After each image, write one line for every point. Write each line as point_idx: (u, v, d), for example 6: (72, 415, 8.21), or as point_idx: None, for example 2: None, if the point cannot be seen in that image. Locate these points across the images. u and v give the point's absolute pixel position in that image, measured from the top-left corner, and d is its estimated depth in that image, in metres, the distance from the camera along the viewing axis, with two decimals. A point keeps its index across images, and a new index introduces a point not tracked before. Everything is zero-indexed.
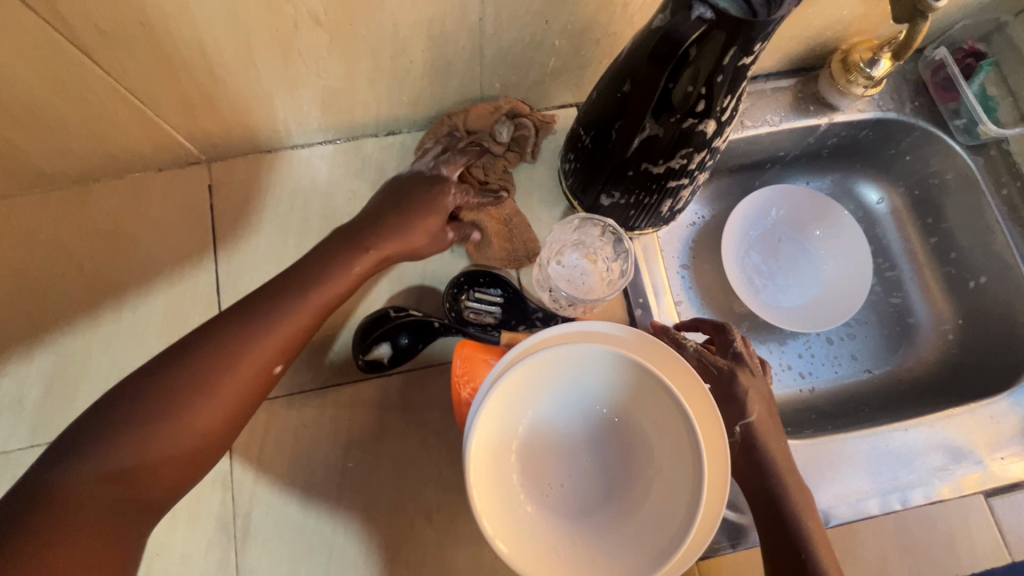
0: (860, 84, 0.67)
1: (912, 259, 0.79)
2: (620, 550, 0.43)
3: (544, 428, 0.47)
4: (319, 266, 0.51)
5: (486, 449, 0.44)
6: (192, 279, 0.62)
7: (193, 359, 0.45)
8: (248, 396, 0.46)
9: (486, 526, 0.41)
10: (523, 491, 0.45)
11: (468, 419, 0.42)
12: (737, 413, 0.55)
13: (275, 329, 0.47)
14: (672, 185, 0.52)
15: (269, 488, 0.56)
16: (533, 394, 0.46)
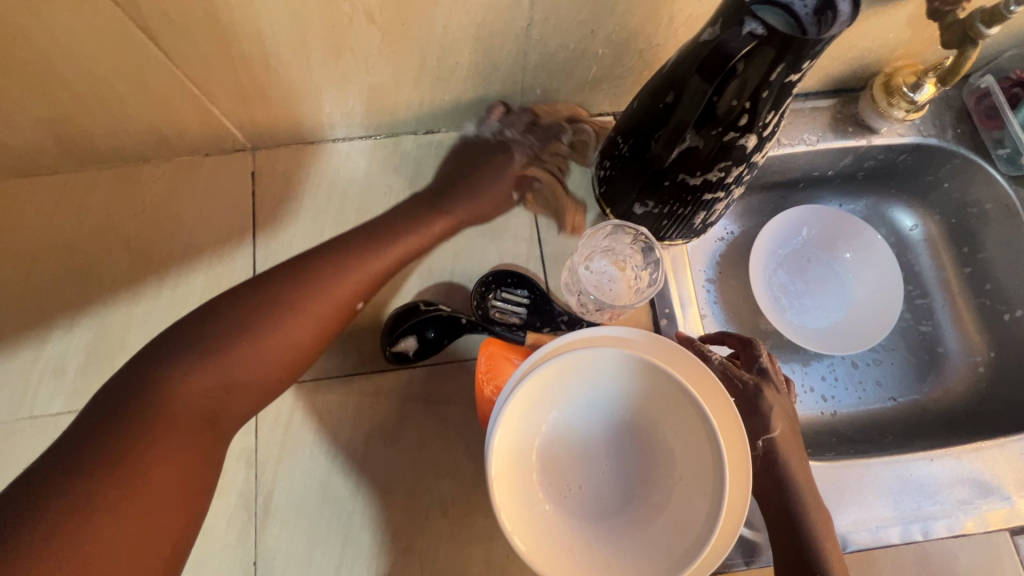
0: (902, 107, 0.66)
1: (945, 289, 0.78)
2: (635, 556, 0.43)
3: (564, 431, 0.47)
4: (401, 220, 0.58)
5: (508, 445, 0.44)
6: (232, 262, 0.64)
7: (290, 287, 0.50)
8: (330, 329, 0.52)
9: (504, 520, 0.42)
10: (542, 490, 0.46)
11: (494, 415, 0.43)
12: (760, 426, 0.55)
13: (359, 271, 0.53)
14: (707, 198, 0.52)
15: (291, 469, 0.57)
16: (557, 394, 0.46)
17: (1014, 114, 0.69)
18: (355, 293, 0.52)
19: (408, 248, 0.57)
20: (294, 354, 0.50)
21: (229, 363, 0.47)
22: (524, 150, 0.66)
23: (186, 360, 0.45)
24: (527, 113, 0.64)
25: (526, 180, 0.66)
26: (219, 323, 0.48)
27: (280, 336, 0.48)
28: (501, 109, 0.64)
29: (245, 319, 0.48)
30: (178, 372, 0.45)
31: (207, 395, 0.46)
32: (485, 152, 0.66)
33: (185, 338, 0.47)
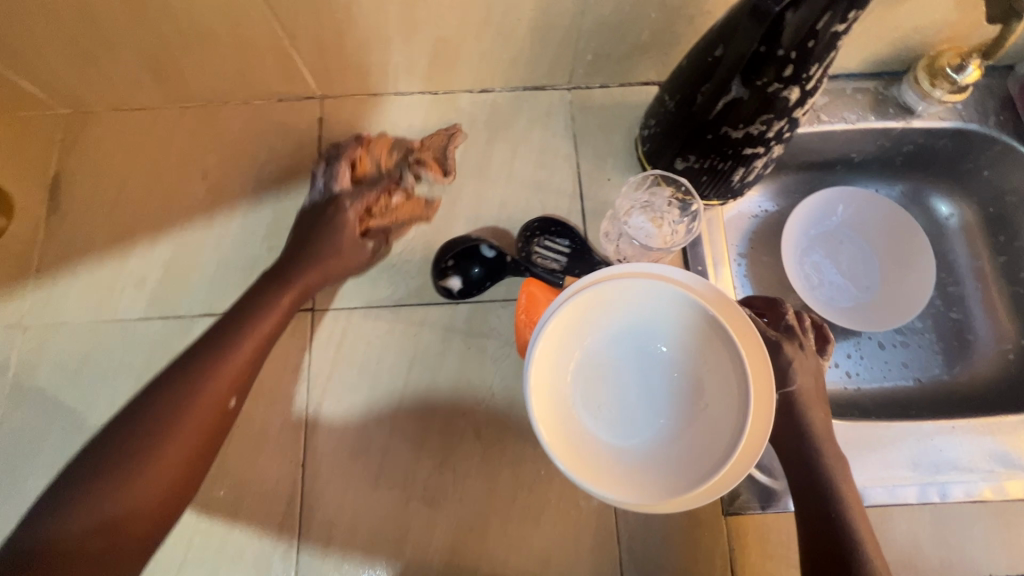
0: (943, 88, 0.68)
1: (978, 277, 0.78)
2: (648, 471, 0.47)
3: (596, 358, 0.51)
4: (251, 309, 0.56)
5: (549, 352, 0.48)
6: (296, 197, 0.69)
7: (149, 414, 0.49)
8: (209, 441, 0.51)
9: (535, 412, 0.46)
10: (572, 400, 0.49)
11: (535, 334, 0.47)
12: (782, 378, 0.58)
13: (222, 373, 0.52)
14: (747, 153, 0.55)
15: (339, 384, 0.62)
16: (601, 317, 0.50)
17: None
18: (223, 399, 0.52)
19: (274, 319, 0.56)
20: (179, 467, 0.48)
21: (97, 504, 0.45)
22: (359, 198, 0.61)
23: (52, 515, 0.44)
24: (349, 170, 0.63)
25: (373, 227, 0.63)
26: (87, 466, 0.46)
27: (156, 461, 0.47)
28: (321, 168, 0.63)
29: (112, 459, 0.47)
30: (52, 527, 0.44)
31: (94, 538, 0.44)
32: (318, 212, 0.61)
33: (53, 496, 0.45)
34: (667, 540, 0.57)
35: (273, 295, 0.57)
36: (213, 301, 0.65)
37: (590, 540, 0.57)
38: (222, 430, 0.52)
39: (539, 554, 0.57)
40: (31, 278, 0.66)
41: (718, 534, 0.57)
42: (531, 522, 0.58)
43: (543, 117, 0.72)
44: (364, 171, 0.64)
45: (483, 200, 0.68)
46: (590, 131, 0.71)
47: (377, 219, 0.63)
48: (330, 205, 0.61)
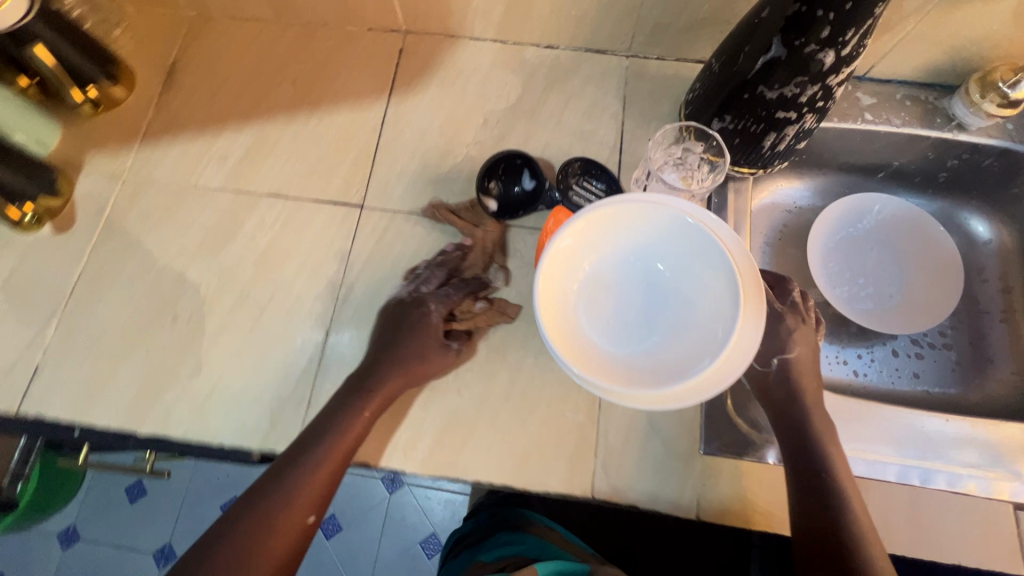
0: (994, 100, 0.69)
1: (1005, 303, 0.78)
2: (617, 370, 0.51)
3: (599, 279, 0.56)
4: (336, 416, 0.58)
5: (570, 245, 0.53)
6: (365, 112, 0.77)
7: (243, 534, 0.53)
8: (293, 549, 0.54)
9: (540, 286, 0.52)
10: (575, 296, 0.55)
11: (544, 250, 0.51)
12: (778, 348, 0.63)
13: (303, 491, 0.55)
14: (780, 116, 0.59)
15: (373, 274, 0.69)
16: (625, 233, 0.55)
17: None
18: (304, 513, 0.55)
19: (360, 422, 0.58)
20: None
21: None
22: (442, 301, 0.64)
23: None
24: (442, 271, 0.66)
25: (455, 329, 0.64)
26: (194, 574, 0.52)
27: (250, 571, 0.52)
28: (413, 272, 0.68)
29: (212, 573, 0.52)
30: None
31: None
32: (408, 307, 0.64)
33: None
34: (641, 463, 0.60)
35: (360, 395, 0.59)
36: (280, 185, 0.73)
37: (570, 449, 0.61)
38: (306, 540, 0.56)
39: (519, 450, 0.61)
40: (136, 143, 0.76)
41: (690, 467, 0.60)
42: (518, 421, 0.62)
43: (599, 77, 0.78)
44: (456, 274, 0.67)
45: (530, 140, 0.75)
46: (640, 95, 0.76)
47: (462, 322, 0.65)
48: (419, 306, 0.64)
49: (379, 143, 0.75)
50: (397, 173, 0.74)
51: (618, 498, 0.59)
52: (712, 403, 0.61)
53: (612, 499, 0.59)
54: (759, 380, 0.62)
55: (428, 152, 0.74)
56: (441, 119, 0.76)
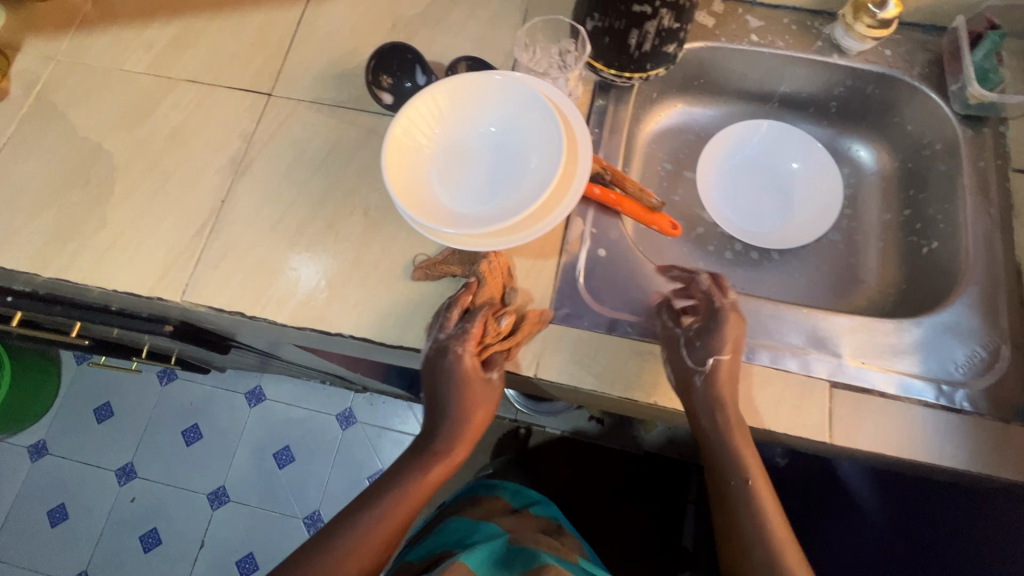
0: (865, 23, 0.72)
1: (882, 230, 0.82)
2: (447, 214, 0.58)
3: (452, 154, 0.61)
4: (399, 474, 0.62)
5: (435, 104, 0.59)
6: (284, 12, 0.82)
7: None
8: None
9: (395, 129, 0.56)
10: (428, 149, 0.60)
11: (407, 99, 0.57)
12: (714, 349, 0.60)
13: (355, 551, 0.58)
14: (637, 11, 0.64)
15: (272, 154, 0.74)
16: (488, 104, 0.60)
17: (972, 54, 0.72)
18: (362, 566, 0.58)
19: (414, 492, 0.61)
20: None
21: None
22: (465, 339, 0.62)
23: None
24: (454, 310, 0.62)
25: (492, 354, 0.63)
26: None
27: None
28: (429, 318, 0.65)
29: None
30: None
31: None
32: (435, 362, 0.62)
33: None
34: None
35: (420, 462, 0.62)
36: (197, 73, 0.79)
37: (427, 311, 0.66)
38: None
39: (382, 309, 0.66)
40: (70, 30, 0.82)
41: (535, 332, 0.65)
42: (384, 284, 0.67)
43: None
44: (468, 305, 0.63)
45: (433, 43, 0.79)
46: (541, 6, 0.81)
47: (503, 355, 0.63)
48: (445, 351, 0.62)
49: (293, 40, 0.81)
50: (306, 68, 0.79)
51: None
52: (564, 278, 0.67)
53: None
54: (683, 382, 0.62)
55: (337, 51, 0.80)
56: (354, 22, 0.81)
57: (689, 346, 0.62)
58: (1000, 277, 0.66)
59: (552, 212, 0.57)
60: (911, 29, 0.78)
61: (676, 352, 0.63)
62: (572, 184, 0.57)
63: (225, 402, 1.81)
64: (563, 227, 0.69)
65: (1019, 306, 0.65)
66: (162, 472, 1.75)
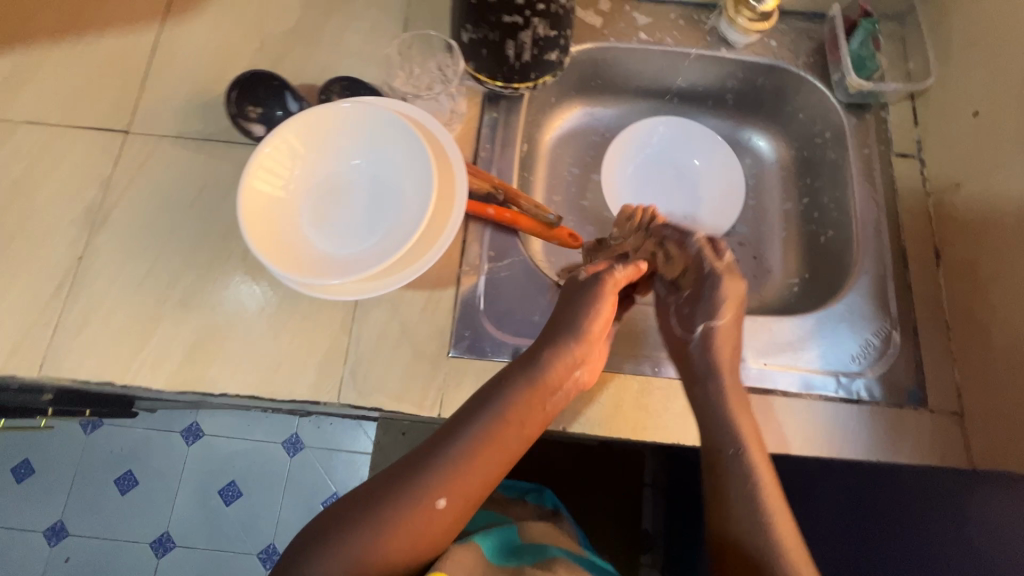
0: (745, 16, 0.72)
1: (785, 218, 0.82)
2: (318, 260, 0.53)
3: (317, 201, 0.55)
4: (516, 372, 0.56)
5: (290, 142, 0.53)
6: (136, 36, 0.74)
7: (386, 493, 0.51)
8: (438, 529, 0.51)
9: (246, 178, 0.50)
10: (288, 192, 0.54)
11: (256, 144, 0.51)
12: (708, 317, 0.61)
13: (460, 467, 0.52)
14: (507, 21, 0.60)
15: (135, 199, 0.67)
16: (351, 134, 0.55)
17: (849, 42, 0.73)
18: (464, 485, 0.52)
19: (513, 425, 0.54)
20: (410, 551, 0.50)
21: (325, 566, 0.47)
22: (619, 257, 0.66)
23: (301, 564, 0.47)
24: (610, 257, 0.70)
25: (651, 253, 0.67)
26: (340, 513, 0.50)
27: (379, 544, 0.48)
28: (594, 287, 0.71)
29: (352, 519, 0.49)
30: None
31: None
32: (593, 287, 0.61)
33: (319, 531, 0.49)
34: (389, 366, 0.61)
35: (527, 387, 0.55)
36: (39, 113, 0.70)
37: (321, 358, 0.61)
38: (455, 522, 0.52)
39: (268, 361, 0.61)
40: None
41: (436, 369, 0.62)
42: (270, 334, 0.62)
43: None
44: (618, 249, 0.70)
45: (307, 62, 0.73)
46: (421, 14, 0.75)
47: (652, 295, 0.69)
48: (600, 290, 0.60)
49: (149, 68, 0.73)
50: (166, 99, 0.71)
51: (364, 401, 0.60)
52: (465, 307, 0.64)
53: (358, 403, 0.60)
54: (679, 347, 0.63)
55: (200, 77, 0.72)
56: (218, 43, 0.74)
57: (680, 314, 0.65)
58: (887, 263, 0.68)
59: (449, 222, 0.55)
60: (794, 18, 0.78)
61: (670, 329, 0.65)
62: (452, 209, 0.56)
63: (160, 444, 1.64)
64: (459, 253, 0.65)
65: (905, 291, 0.67)
66: (97, 526, 1.60)
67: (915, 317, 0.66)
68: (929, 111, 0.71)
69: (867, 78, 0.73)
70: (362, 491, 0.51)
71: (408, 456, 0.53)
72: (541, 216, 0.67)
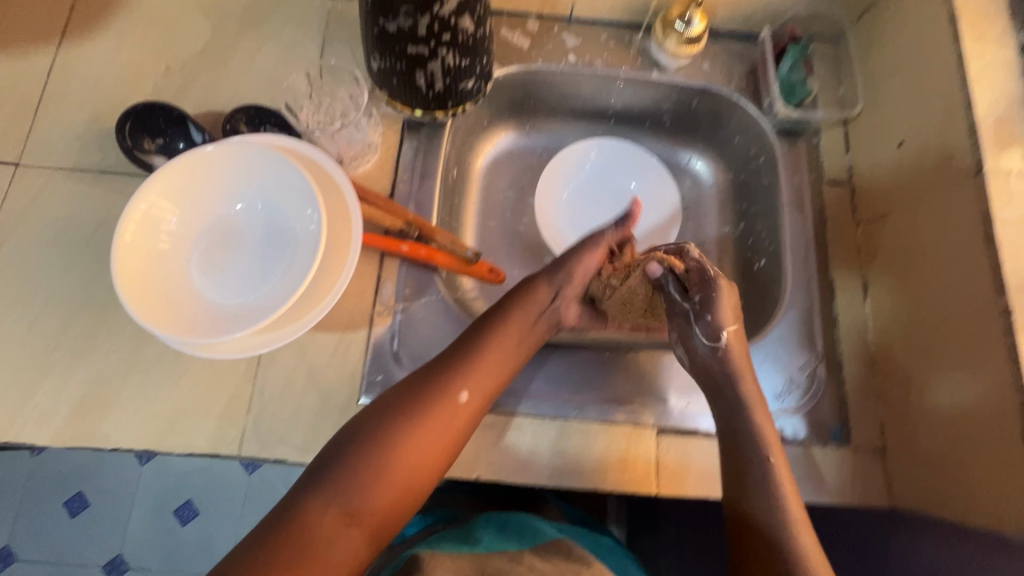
0: (673, 41, 0.69)
1: (723, 243, 0.80)
2: (203, 313, 0.50)
3: (205, 266, 0.52)
4: (518, 289, 0.61)
5: (172, 189, 0.50)
6: (29, 60, 0.69)
7: (409, 399, 0.51)
8: (462, 427, 0.53)
9: (121, 231, 0.48)
10: (174, 241, 0.51)
11: (132, 194, 0.48)
12: (713, 331, 0.59)
13: (477, 369, 0.54)
14: (413, 52, 0.56)
15: (24, 236, 0.63)
16: (239, 178, 0.52)
17: (778, 69, 0.72)
18: (483, 384, 0.54)
19: (513, 334, 0.58)
20: (437, 453, 0.50)
21: (350, 489, 0.46)
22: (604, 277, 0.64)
23: (327, 490, 0.46)
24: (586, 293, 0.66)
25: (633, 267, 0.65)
26: (366, 423, 0.50)
27: (410, 441, 0.49)
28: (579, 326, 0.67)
29: (379, 431, 0.49)
30: (322, 500, 0.46)
31: (335, 524, 0.45)
32: (578, 261, 0.63)
33: (342, 451, 0.48)
34: (294, 416, 0.58)
35: (522, 300, 0.60)
36: None
37: (221, 408, 0.58)
38: (475, 421, 0.54)
39: (164, 412, 0.58)
40: None
41: (345, 417, 0.59)
42: (167, 383, 0.58)
43: (297, 21, 0.72)
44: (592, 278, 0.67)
45: (214, 88, 0.69)
46: (340, 35, 0.72)
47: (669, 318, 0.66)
48: (583, 263, 0.63)
49: (44, 95, 0.68)
50: (62, 128, 0.67)
51: (266, 454, 0.57)
52: (376, 350, 0.61)
53: (260, 455, 0.57)
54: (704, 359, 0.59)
55: (98, 105, 0.68)
56: (120, 68, 0.70)
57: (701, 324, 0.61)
58: (815, 295, 0.67)
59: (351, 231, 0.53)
60: (727, 40, 0.76)
61: (687, 332, 0.61)
62: (349, 252, 0.53)
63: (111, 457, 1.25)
64: (373, 293, 0.63)
65: (831, 325, 0.66)
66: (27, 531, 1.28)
67: (840, 352, 0.65)
68: (859, 138, 0.70)
69: (796, 105, 0.72)
70: (384, 402, 0.52)
71: (420, 372, 0.55)
72: (455, 248, 0.64)
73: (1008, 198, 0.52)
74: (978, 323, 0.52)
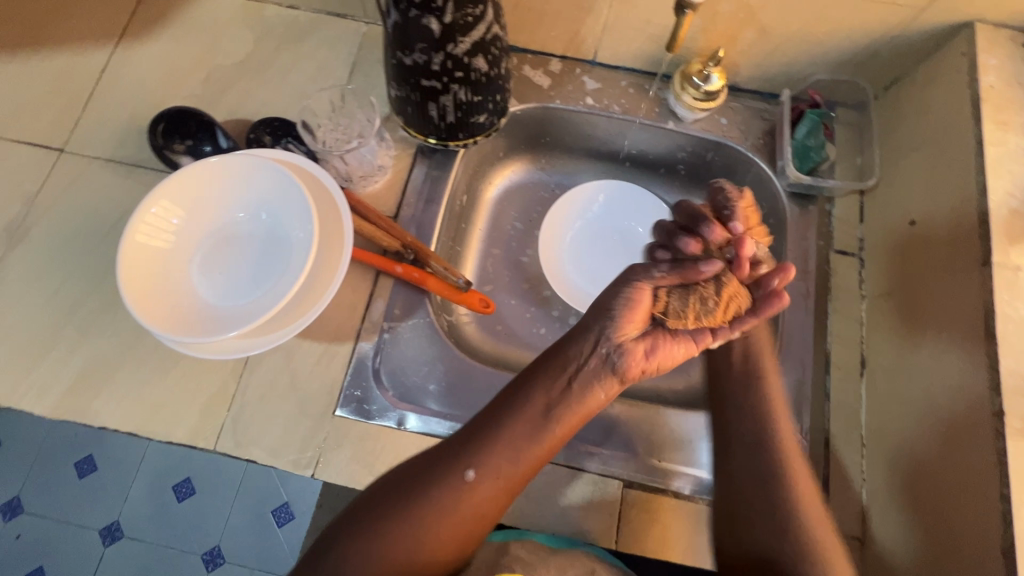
0: (691, 94, 0.70)
1: None
2: (193, 312, 0.52)
3: (204, 268, 0.55)
4: (548, 353, 0.53)
5: (187, 194, 0.54)
6: (87, 57, 0.75)
7: (417, 476, 0.49)
8: (472, 508, 0.49)
9: (131, 228, 0.51)
10: (179, 242, 0.54)
11: (146, 197, 0.52)
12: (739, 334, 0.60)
13: (489, 450, 0.49)
14: (426, 85, 0.59)
15: (57, 216, 0.67)
16: (249, 190, 0.56)
17: (795, 131, 0.71)
18: (496, 462, 0.49)
19: (538, 402, 0.51)
20: (444, 535, 0.48)
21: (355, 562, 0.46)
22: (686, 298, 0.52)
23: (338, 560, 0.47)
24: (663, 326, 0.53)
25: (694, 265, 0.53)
26: (377, 497, 0.49)
27: (412, 522, 0.47)
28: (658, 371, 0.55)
29: (383, 510, 0.48)
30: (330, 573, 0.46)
31: None
32: (625, 291, 0.51)
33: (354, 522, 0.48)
34: (270, 419, 0.60)
35: (547, 367, 0.52)
36: None
37: (204, 401, 0.61)
38: (489, 500, 0.49)
39: (152, 398, 0.61)
40: None
41: (316, 426, 0.60)
42: (159, 370, 0.62)
43: (331, 42, 0.76)
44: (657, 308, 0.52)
45: (246, 97, 0.73)
46: (369, 60, 0.75)
47: (746, 296, 0.54)
48: (633, 294, 0.51)
49: (95, 89, 0.74)
50: (106, 121, 0.72)
51: (239, 452, 0.59)
52: (357, 366, 0.62)
53: (233, 453, 0.59)
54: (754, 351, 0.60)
55: (140, 103, 0.73)
56: (165, 71, 0.75)
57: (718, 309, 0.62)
58: (809, 366, 0.64)
59: (341, 248, 0.55)
60: (748, 97, 0.75)
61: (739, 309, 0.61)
62: (337, 268, 0.55)
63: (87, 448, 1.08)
64: (362, 309, 0.64)
65: (822, 398, 0.64)
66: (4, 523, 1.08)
67: (828, 428, 0.62)
68: (874, 210, 0.68)
69: (809, 170, 0.70)
70: (398, 475, 0.50)
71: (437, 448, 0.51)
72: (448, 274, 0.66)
73: (1014, 294, 0.51)
74: (969, 421, 0.50)
